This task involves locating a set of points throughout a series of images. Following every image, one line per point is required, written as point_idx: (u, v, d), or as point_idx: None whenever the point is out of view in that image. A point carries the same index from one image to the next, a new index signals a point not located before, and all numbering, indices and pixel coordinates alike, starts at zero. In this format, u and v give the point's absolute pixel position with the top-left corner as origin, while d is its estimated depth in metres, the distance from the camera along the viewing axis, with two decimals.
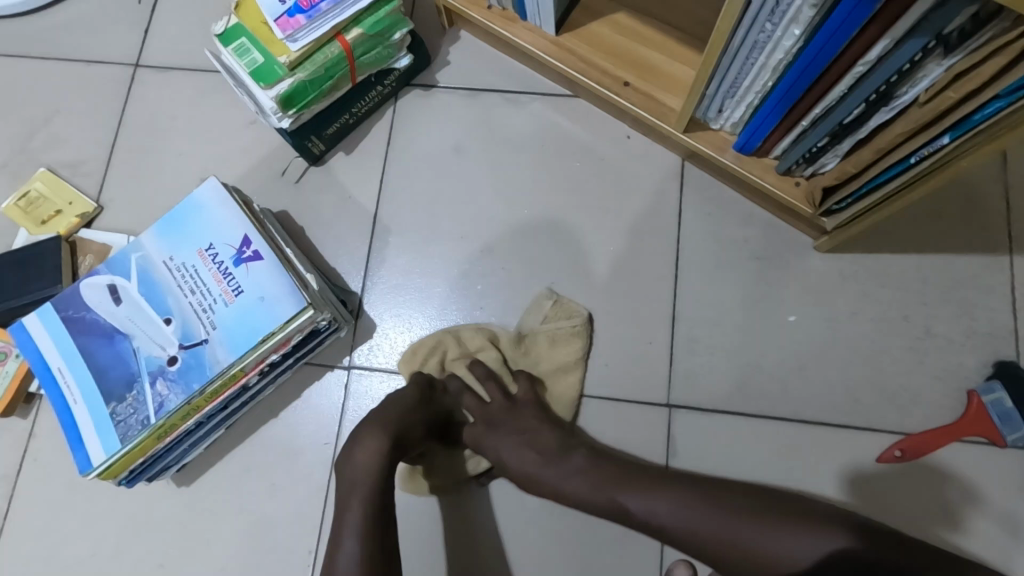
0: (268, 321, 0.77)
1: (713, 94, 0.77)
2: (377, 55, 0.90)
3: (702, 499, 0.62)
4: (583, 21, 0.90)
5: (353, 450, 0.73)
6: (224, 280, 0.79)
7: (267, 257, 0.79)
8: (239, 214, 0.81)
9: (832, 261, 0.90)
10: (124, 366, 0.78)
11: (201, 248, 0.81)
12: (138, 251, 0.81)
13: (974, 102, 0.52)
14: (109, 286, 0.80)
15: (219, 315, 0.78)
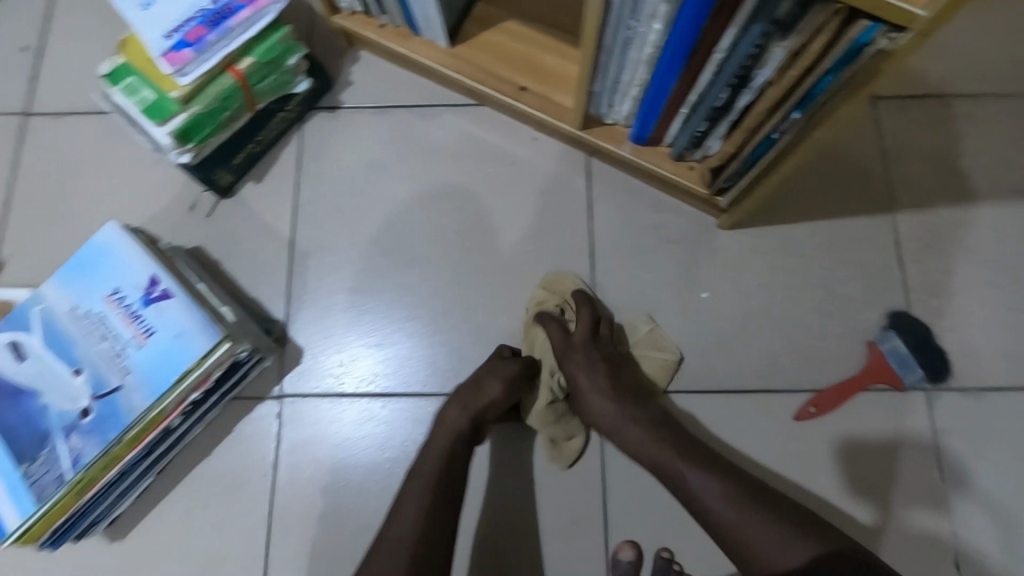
0: (182, 359, 0.75)
1: (600, 91, 0.81)
2: (274, 82, 0.90)
3: (742, 496, 0.64)
4: (476, 31, 0.92)
5: (446, 415, 0.78)
6: (133, 323, 0.77)
7: (177, 295, 0.77)
8: (144, 255, 0.79)
9: (739, 237, 0.94)
10: (35, 424, 0.75)
11: (106, 293, 0.78)
12: (39, 303, 0.78)
13: (810, 79, 0.57)
14: (11, 343, 0.77)
15: (132, 359, 0.75)
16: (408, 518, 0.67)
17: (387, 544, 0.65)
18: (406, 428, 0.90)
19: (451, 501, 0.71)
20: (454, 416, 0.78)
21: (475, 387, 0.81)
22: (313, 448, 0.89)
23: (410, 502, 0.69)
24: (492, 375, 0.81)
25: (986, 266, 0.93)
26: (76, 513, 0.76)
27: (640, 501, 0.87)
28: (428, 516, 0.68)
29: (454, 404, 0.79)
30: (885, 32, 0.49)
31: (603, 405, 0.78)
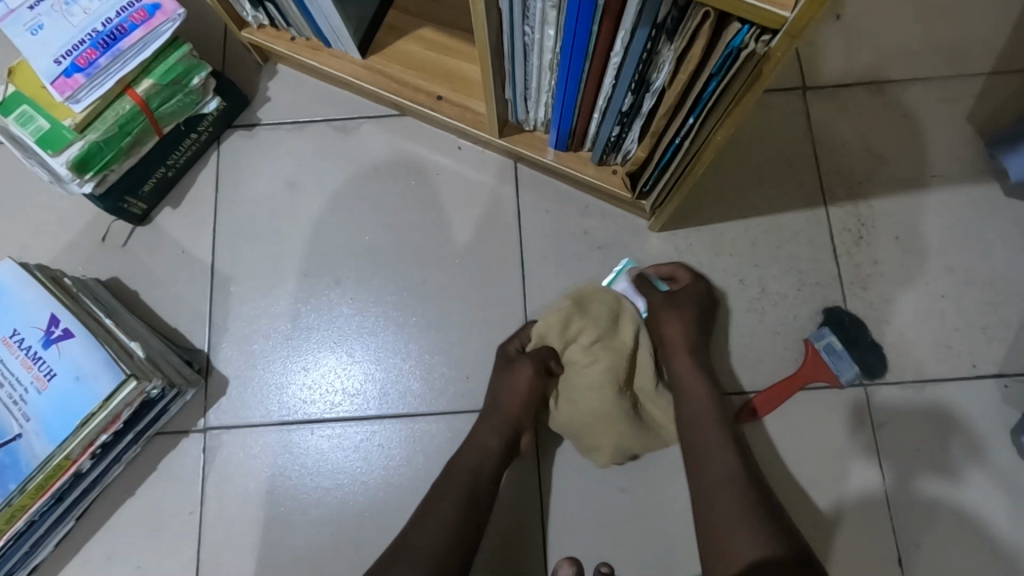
0: (85, 402, 0.72)
1: (513, 98, 0.78)
2: (178, 103, 0.86)
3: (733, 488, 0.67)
4: (389, 40, 0.89)
5: (480, 427, 0.79)
6: (34, 365, 0.73)
7: (79, 333, 0.74)
8: (41, 293, 0.75)
9: (669, 239, 0.93)
10: None
11: (5, 335, 0.75)
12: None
13: (698, 82, 0.54)
14: None
15: (32, 404, 0.72)
16: (436, 518, 0.69)
17: (416, 540, 0.66)
18: (333, 454, 0.87)
19: (475, 516, 0.71)
20: (494, 410, 0.80)
21: (497, 393, 0.81)
22: (241, 481, 0.86)
23: (443, 501, 0.71)
24: (516, 389, 0.80)
25: (918, 255, 0.92)
26: None
27: (577, 515, 0.85)
28: (458, 519, 0.69)
29: (485, 417, 0.80)
30: (756, 35, 0.47)
31: (681, 359, 0.81)
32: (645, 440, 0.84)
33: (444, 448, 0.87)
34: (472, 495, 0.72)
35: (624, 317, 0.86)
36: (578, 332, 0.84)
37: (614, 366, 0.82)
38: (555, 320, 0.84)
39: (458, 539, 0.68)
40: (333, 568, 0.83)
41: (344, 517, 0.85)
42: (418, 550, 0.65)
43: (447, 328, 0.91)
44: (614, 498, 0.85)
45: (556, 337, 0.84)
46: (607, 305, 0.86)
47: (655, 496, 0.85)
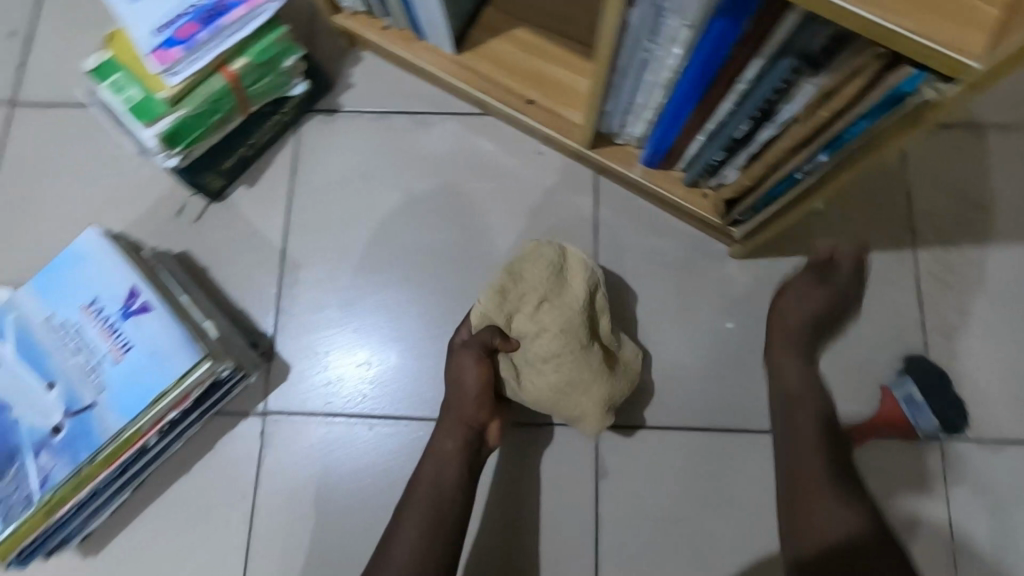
0: (160, 379, 0.72)
1: (613, 110, 0.77)
2: (268, 84, 0.85)
3: (817, 508, 0.70)
4: (484, 38, 0.88)
5: (434, 439, 0.75)
6: (111, 336, 0.73)
7: (157, 309, 0.74)
8: (123, 264, 0.75)
9: (749, 267, 0.90)
10: (5, 440, 0.71)
11: (84, 303, 0.75)
12: (14, 309, 0.75)
13: (841, 121, 0.52)
14: None
15: (106, 375, 0.72)
16: (399, 542, 0.69)
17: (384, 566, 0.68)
18: (387, 450, 0.86)
19: (440, 537, 0.70)
20: (449, 416, 0.76)
21: (450, 384, 0.77)
22: (295, 471, 0.85)
23: (408, 524, 0.70)
24: (462, 377, 0.76)
25: (1007, 309, 0.88)
26: (44, 534, 0.73)
27: (631, 541, 0.83)
28: (422, 543, 0.69)
29: (440, 426, 0.76)
30: (930, 81, 0.45)
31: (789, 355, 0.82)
32: (620, 392, 0.82)
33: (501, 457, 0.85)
34: (444, 515, 0.71)
35: (569, 269, 0.83)
36: (519, 301, 0.81)
37: (566, 323, 0.80)
38: (490, 296, 0.80)
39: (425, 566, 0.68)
40: None
41: None
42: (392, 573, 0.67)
43: None
44: (670, 527, 0.83)
45: (501, 309, 0.80)
46: (549, 261, 0.82)
47: (713, 530, 0.83)
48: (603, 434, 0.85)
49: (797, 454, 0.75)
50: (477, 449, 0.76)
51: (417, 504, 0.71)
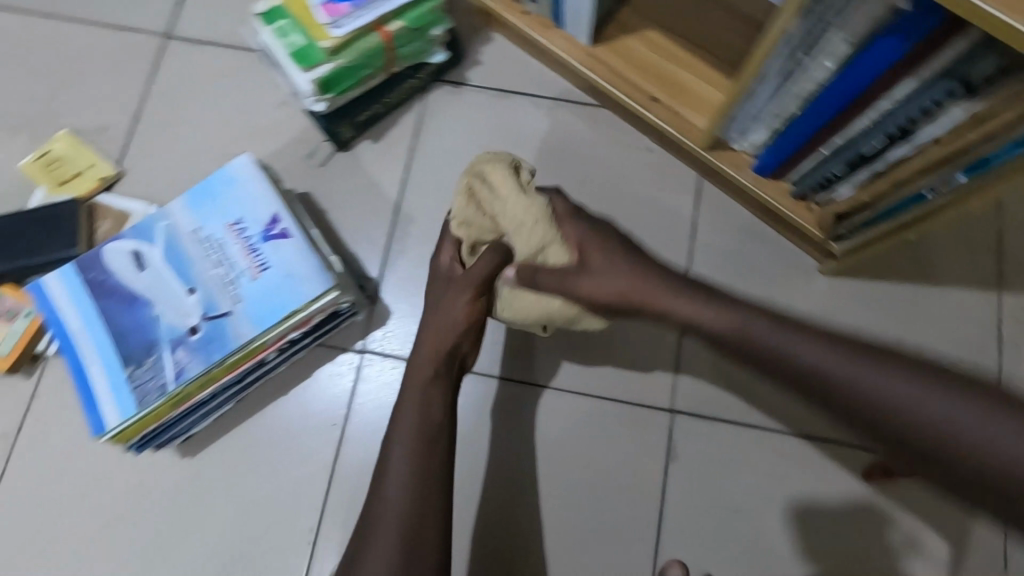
0: (292, 299, 0.77)
1: (739, 116, 0.81)
2: (414, 49, 0.91)
3: (963, 390, 0.50)
4: (617, 35, 0.93)
5: (399, 407, 0.71)
6: (250, 255, 0.80)
7: (295, 237, 0.80)
8: (269, 191, 0.82)
9: (837, 285, 0.93)
10: (145, 332, 0.77)
11: (229, 222, 0.81)
12: (165, 217, 0.82)
13: (992, 144, 0.59)
14: (134, 252, 0.80)
15: (243, 289, 0.78)
16: (393, 493, 0.66)
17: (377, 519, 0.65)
18: (470, 403, 0.91)
19: (434, 486, 0.66)
20: (414, 379, 0.72)
21: (428, 320, 0.74)
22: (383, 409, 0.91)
23: (393, 477, 0.66)
24: (449, 317, 0.73)
25: None
26: (162, 424, 0.79)
27: (692, 526, 0.87)
28: (417, 494, 0.65)
29: (405, 391, 0.72)
30: None
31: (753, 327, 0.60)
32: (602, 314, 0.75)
33: (577, 426, 0.90)
34: (428, 484, 0.66)
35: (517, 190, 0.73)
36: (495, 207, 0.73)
37: (531, 247, 0.71)
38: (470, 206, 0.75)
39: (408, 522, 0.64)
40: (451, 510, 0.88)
41: (472, 470, 0.89)
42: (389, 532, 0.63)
43: None
44: (730, 518, 0.87)
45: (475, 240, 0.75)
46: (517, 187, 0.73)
47: (771, 527, 0.86)
48: (676, 419, 0.90)
49: (749, 351, 0.60)
50: (443, 413, 0.71)
51: (395, 478, 0.66)
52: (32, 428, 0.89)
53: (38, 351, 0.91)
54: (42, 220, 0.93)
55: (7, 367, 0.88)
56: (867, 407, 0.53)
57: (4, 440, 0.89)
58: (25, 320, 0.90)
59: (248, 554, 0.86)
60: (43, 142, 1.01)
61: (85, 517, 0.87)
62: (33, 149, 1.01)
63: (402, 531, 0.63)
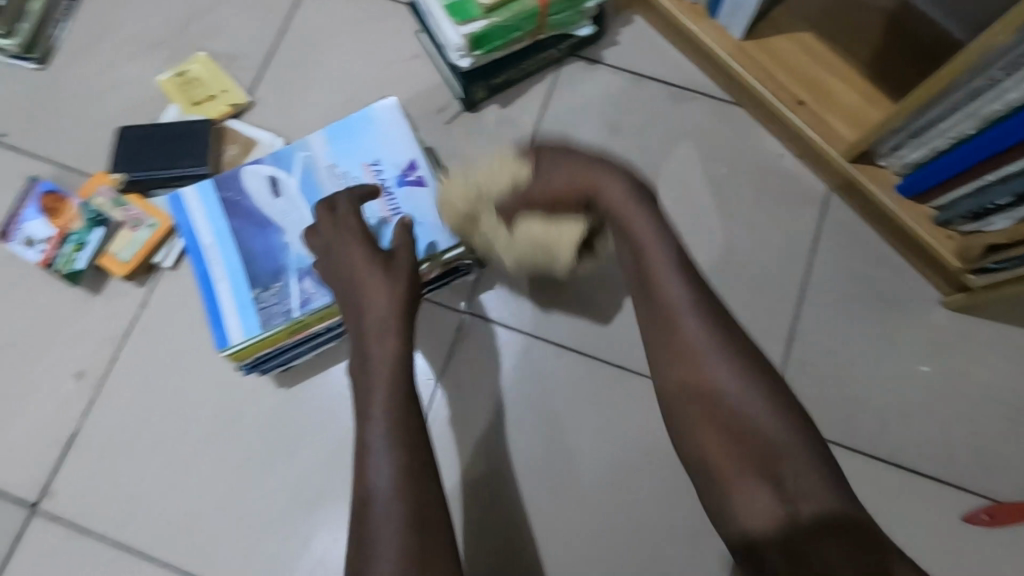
0: (421, 246, 0.80)
1: (901, 129, 0.79)
2: (564, 18, 0.90)
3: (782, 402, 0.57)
4: (769, 32, 0.92)
5: (371, 391, 0.61)
6: (384, 198, 0.82)
7: (429, 186, 0.83)
8: (407, 137, 0.84)
9: (957, 320, 0.91)
10: (275, 257, 0.80)
11: (366, 163, 0.84)
12: (304, 148, 0.84)
13: None
14: (271, 178, 0.83)
15: (375, 230, 0.80)
16: (381, 489, 0.56)
17: (371, 522, 0.55)
18: (566, 380, 0.91)
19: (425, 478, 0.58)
20: (382, 357, 0.62)
21: (365, 300, 0.65)
22: (482, 372, 0.91)
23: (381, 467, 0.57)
24: (386, 290, 0.65)
25: None
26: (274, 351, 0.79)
27: None
28: (413, 490, 0.56)
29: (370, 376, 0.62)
30: None
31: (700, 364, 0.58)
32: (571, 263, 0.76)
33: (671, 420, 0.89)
34: (424, 484, 0.57)
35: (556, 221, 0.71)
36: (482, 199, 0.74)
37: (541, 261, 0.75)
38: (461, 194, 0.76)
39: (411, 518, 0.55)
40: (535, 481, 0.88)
41: (561, 446, 0.89)
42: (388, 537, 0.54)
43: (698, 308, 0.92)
44: None
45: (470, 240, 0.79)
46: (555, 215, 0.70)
47: None
48: None
49: (650, 287, 0.62)
50: (415, 400, 0.62)
51: (387, 472, 0.57)
52: (137, 336, 0.91)
53: (155, 262, 0.93)
54: (173, 135, 0.94)
55: (127, 271, 0.91)
56: (712, 402, 0.57)
57: (110, 344, 0.91)
58: (149, 230, 0.92)
59: (327, 494, 0.86)
60: (178, 61, 1.02)
61: (179, 431, 0.89)
62: (168, 66, 1.02)
63: (405, 544, 0.53)
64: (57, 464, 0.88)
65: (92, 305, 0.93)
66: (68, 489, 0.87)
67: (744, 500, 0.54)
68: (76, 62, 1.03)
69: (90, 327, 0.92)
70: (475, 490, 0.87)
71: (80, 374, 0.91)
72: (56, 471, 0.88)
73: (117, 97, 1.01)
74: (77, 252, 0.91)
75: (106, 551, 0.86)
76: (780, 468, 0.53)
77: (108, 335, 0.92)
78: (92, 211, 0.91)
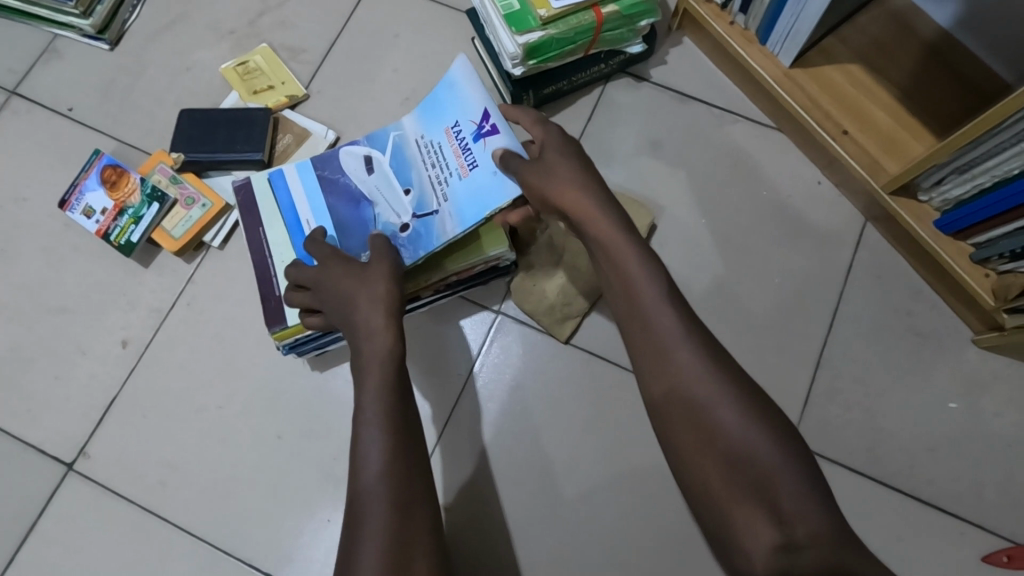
0: (494, 198, 0.78)
1: (944, 165, 0.80)
2: (618, 35, 0.93)
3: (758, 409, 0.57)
4: (818, 62, 0.94)
5: (363, 385, 0.68)
6: (462, 155, 0.82)
7: (503, 133, 0.80)
8: (482, 93, 0.83)
9: (989, 359, 0.91)
10: (363, 226, 0.83)
11: (449, 126, 0.85)
12: (397, 128, 0.89)
13: None
14: (363, 155, 0.87)
15: (453, 188, 0.81)
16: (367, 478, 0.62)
17: (363, 503, 0.61)
18: (594, 386, 0.93)
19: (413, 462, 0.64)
20: (372, 355, 0.69)
21: (357, 304, 0.72)
22: (510, 372, 0.94)
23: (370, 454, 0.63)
24: (373, 294, 0.72)
25: None
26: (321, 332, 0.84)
27: None
28: (402, 472, 0.62)
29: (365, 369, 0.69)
30: None
31: (676, 374, 0.60)
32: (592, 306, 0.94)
33: None
34: (409, 473, 0.63)
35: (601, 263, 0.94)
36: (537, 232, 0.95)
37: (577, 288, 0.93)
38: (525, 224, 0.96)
39: (401, 498, 0.61)
40: (556, 483, 0.90)
41: (583, 450, 0.91)
42: (376, 523, 0.59)
43: (725, 328, 0.94)
44: None
45: (531, 276, 0.94)
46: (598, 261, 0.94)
47: None
48: None
49: (637, 318, 0.64)
50: (403, 400, 0.68)
51: (376, 466, 0.62)
52: (182, 310, 0.95)
53: (203, 241, 0.97)
54: (233, 121, 0.98)
55: (176, 249, 0.94)
56: (686, 418, 0.58)
57: (156, 314, 0.95)
58: (201, 209, 0.96)
59: None
60: (242, 51, 1.07)
61: (215, 404, 0.92)
62: (232, 55, 1.07)
63: (390, 522, 0.59)
64: (95, 427, 0.91)
65: (142, 277, 0.97)
66: (104, 453, 0.90)
67: (738, 523, 0.53)
68: (145, 45, 1.08)
69: (139, 298, 0.96)
70: (497, 486, 0.90)
71: (125, 342, 0.94)
72: (94, 434, 0.91)
73: (181, 81, 1.05)
74: (132, 225, 0.94)
75: (135, 515, 0.88)
76: (771, 491, 0.53)
77: (155, 306, 0.95)
78: (149, 187, 0.95)
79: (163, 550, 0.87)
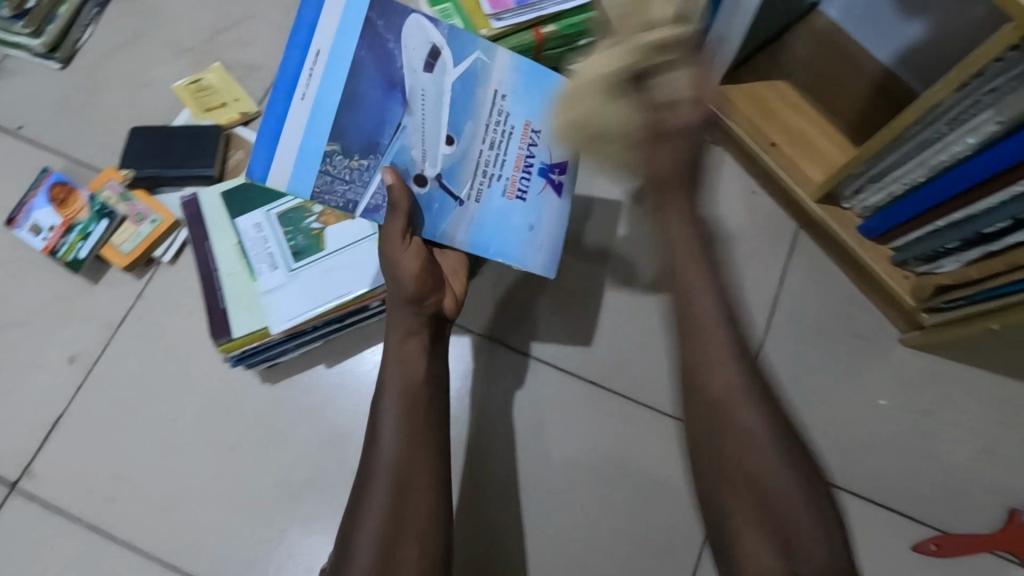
0: (514, 250, 0.75)
1: (860, 174, 0.85)
2: (559, 53, 0.97)
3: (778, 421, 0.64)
4: (749, 78, 0.99)
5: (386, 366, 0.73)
6: (519, 171, 0.76)
7: (563, 199, 0.79)
8: None
9: (915, 357, 0.96)
10: (375, 131, 0.67)
11: (530, 122, 0.76)
12: (486, 52, 0.74)
13: None
14: (433, 46, 0.70)
15: (489, 195, 0.74)
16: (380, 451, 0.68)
17: (370, 477, 0.67)
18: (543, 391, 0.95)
19: (421, 435, 0.69)
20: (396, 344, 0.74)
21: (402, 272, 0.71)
22: (459, 380, 0.95)
23: (386, 429, 0.69)
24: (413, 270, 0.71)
25: None
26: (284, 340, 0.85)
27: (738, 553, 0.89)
28: (411, 449, 0.68)
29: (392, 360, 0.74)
30: None
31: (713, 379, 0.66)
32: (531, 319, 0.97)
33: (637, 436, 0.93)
34: (417, 449, 0.68)
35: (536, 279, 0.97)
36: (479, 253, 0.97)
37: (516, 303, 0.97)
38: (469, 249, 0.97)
39: (401, 472, 0.66)
40: (508, 486, 0.92)
41: (534, 454, 0.93)
42: (376, 499, 0.65)
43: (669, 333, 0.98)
44: None
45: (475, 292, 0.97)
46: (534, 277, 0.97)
47: None
48: None
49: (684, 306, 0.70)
50: (424, 385, 0.73)
51: (388, 444, 0.68)
52: (132, 325, 0.95)
53: (155, 256, 0.98)
54: (182, 138, 0.99)
55: (126, 263, 0.95)
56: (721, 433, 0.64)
57: (106, 330, 0.95)
58: (151, 224, 0.96)
59: (306, 487, 0.89)
60: (196, 70, 1.08)
61: (166, 418, 0.92)
62: (186, 74, 1.08)
63: (388, 498, 0.65)
64: (42, 444, 0.91)
65: (92, 293, 0.96)
66: (50, 471, 0.90)
67: (744, 532, 0.60)
68: (97, 64, 1.08)
69: (88, 313, 0.96)
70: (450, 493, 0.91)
71: (73, 359, 0.94)
72: (39, 452, 0.90)
73: (135, 100, 1.07)
74: (80, 241, 0.95)
75: (81, 533, 0.87)
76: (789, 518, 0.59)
77: (104, 322, 0.95)
78: (99, 204, 0.95)
79: (110, 566, 0.86)
